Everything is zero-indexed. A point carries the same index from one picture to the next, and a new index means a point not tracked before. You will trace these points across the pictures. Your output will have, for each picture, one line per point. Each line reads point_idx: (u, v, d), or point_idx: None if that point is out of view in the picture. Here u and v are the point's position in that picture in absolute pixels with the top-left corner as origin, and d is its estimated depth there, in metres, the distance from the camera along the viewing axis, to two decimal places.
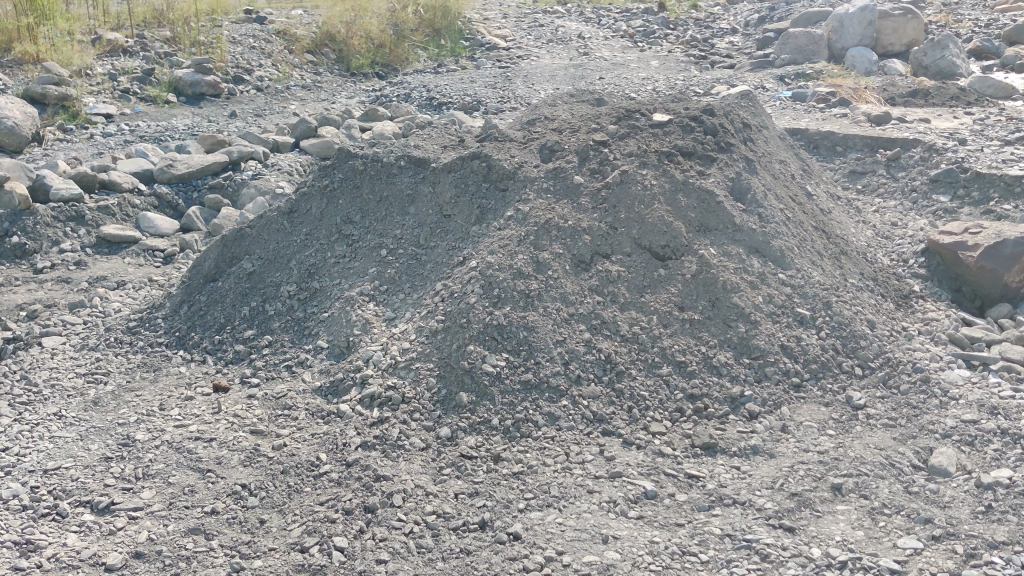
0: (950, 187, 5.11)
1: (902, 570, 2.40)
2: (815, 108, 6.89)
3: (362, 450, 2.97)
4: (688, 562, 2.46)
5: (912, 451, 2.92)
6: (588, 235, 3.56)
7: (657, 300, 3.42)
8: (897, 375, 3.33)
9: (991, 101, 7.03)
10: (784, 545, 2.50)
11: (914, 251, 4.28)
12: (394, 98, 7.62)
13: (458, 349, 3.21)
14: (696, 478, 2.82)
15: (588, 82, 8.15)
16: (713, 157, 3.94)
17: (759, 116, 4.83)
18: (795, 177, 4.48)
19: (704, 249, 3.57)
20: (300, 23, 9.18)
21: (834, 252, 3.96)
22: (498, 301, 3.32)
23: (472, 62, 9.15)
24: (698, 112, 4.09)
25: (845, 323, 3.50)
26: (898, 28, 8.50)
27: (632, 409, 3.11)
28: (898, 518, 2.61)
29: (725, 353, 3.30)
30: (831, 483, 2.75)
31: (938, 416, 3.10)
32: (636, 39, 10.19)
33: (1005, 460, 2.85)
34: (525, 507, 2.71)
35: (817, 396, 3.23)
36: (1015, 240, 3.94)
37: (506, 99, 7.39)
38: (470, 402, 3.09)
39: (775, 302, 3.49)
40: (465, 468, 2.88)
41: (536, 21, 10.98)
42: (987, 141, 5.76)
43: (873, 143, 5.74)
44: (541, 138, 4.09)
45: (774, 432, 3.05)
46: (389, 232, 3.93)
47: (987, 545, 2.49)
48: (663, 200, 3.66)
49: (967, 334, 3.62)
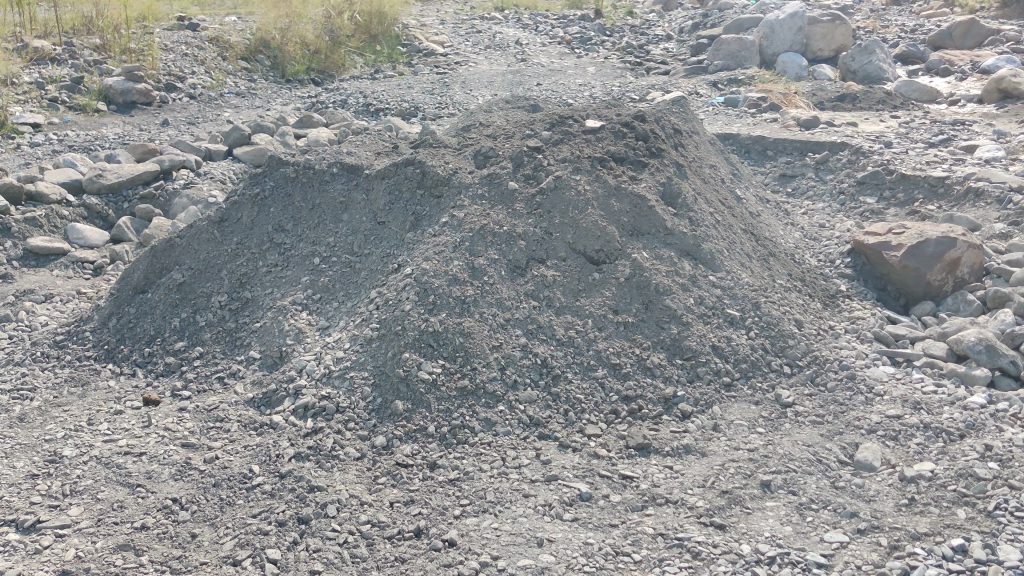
0: (876, 188, 5.26)
1: (828, 564, 2.43)
2: (747, 112, 7.02)
3: (295, 461, 2.95)
4: (621, 563, 2.48)
5: (839, 447, 2.97)
6: (523, 241, 3.58)
7: (592, 304, 3.45)
8: (824, 373, 3.40)
9: (916, 105, 7.24)
10: (715, 542, 2.53)
11: (841, 253, 4.39)
12: (330, 104, 7.57)
13: (393, 356, 3.20)
14: (630, 479, 2.84)
15: (525, 88, 8.20)
16: (645, 162, 3.97)
17: (690, 122, 4.91)
18: (725, 181, 4.57)
19: (637, 252, 3.61)
20: (233, 30, 9.07)
21: (763, 254, 4.04)
22: (433, 308, 3.32)
23: (410, 68, 9.13)
24: (630, 119, 4.14)
25: (773, 322, 3.57)
26: (828, 34, 8.78)
27: (568, 412, 3.13)
28: (824, 513, 2.65)
29: (658, 355, 3.34)
30: (760, 480, 2.80)
31: (864, 412, 3.17)
32: (572, 45, 10.27)
33: (927, 453, 2.91)
34: (461, 514, 2.71)
35: (747, 395, 3.28)
36: (936, 240, 4.02)
37: (443, 105, 7.39)
38: (405, 410, 3.08)
39: (706, 304, 3.55)
40: (400, 477, 2.87)
41: (474, 27, 10.97)
42: (912, 144, 5.94)
43: (801, 148, 5.89)
44: (475, 145, 4.10)
45: (706, 431, 3.10)
46: (322, 240, 3.90)
47: (911, 536, 2.52)
48: (596, 204, 3.69)
49: (892, 332, 3.71)
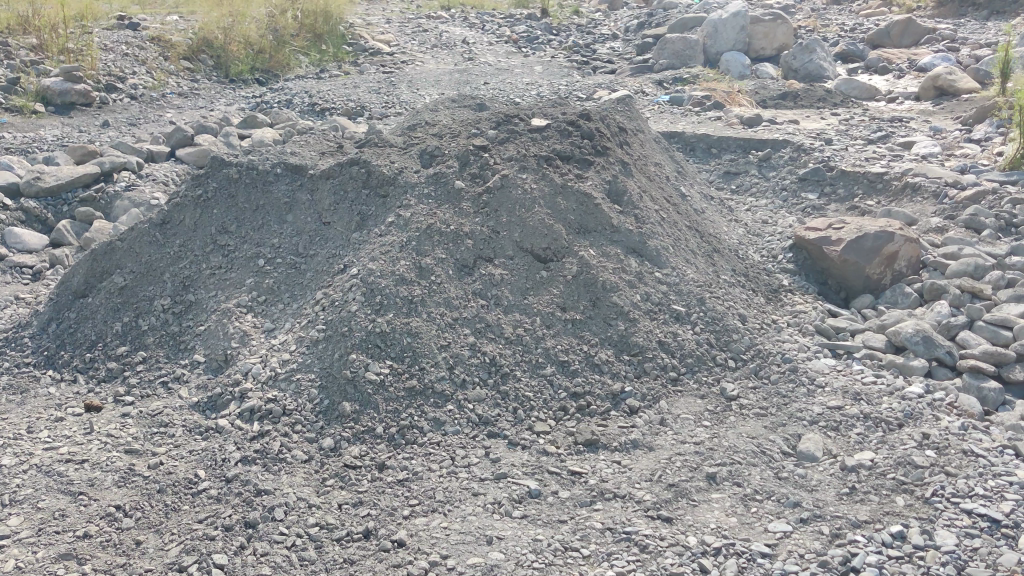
0: (817, 184, 5.36)
1: (772, 553, 2.45)
2: (692, 110, 7.10)
3: (242, 465, 2.92)
4: (570, 558, 2.48)
5: (782, 438, 3.02)
6: (469, 240, 3.58)
7: (540, 302, 3.47)
8: (767, 366, 3.46)
9: (855, 102, 7.40)
10: (662, 535, 2.55)
11: (783, 248, 4.46)
12: (275, 104, 7.50)
13: (340, 358, 3.18)
14: (578, 475, 2.86)
15: (473, 87, 8.20)
16: (590, 160, 4.00)
17: (635, 120, 4.95)
18: (669, 179, 4.62)
19: (584, 250, 3.63)
20: (174, 29, 8.93)
21: (707, 250, 4.10)
22: (380, 308, 3.31)
23: (356, 67, 9.07)
24: (575, 117, 4.16)
25: (718, 318, 3.62)
26: (769, 33, 8.94)
27: (517, 410, 3.14)
28: (768, 504, 2.69)
29: (606, 351, 3.37)
30: (705, 472, 2.83)
31: (807, 403, 3.23)
32: (519, 44, 10.29)
33: (867, 443, 2.97)
34: (410, 514, 2.71)
35: (693, 390, 3.32)
36: (874, 234, 4.11)
37: (389, 104, 7.36)
38: (353, 412, 3.06)
39: (652, 300, 3.58)
40: (348, 478, 2.86)
41: (420, 26, 10.92)
42: (851, 141, 6.07)
43: (744, 145, 5.98)
44: (420, 144, 4.09)
45: (653, 425, 3.13)
46: (266, 242, 3.87)
47: (852, 524, 2.56)
48: (543, 202, 3.70)
49: (832, 324, 3.78)
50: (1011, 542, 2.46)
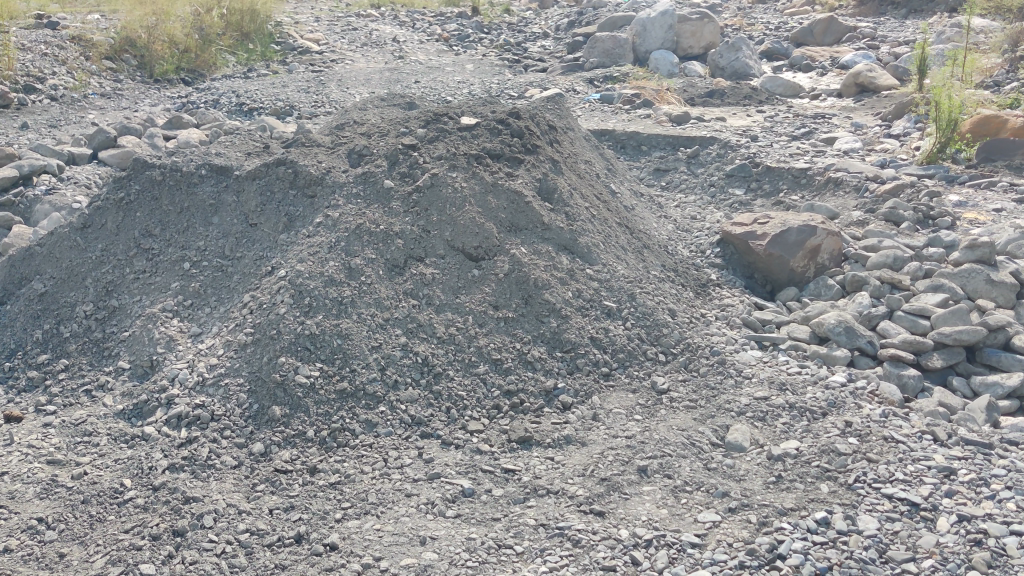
0: (744, 180, 5.46)
1: (701, 543, 2.49)
2: (622, 108, 7.17)
3: (169, 472, 2.86)
4: (503, 555, 2.49)
5: (711, 430, 3.07)
6: (399, 239, 3.56)
7: (472, 301, 3.47)
8: (696, 359, 3.51)
9: (779, 99, 7.56)
10: (594, 530, 2.56)
11: (711, 244, 4.54)
12: (202, 104, 7.36)
13: (269, 362, 3.15)
14: (512, 472, 2.88)
15: (403, 86, 8.15)
16: (520, 158, 4.01)
17: (565, 118, 4.98)
18: (599, 176, 4.65)
19: (515, 248, 3.64)
20: (96, 28, 8.71)
21: (637, 246, 4.15)
22: (309, 310, 3.27)
23: (284, 66, 8.95)
24: (505, 116, 4.17)
25: (648, 313, 3.66)
26: (696, 32, 9.08)
27: (450, 410, 3.14)
28: (698, 495, 2.73)
29: (539, 348, 3.38)
30: (637, 465, 2.86)
31: (734, 395, 3.28)
32: (450, 43, 10.26)
33: (793, 432, 3.03)
34: (342, 517, 2.68)
35: (625, 384, 3.36)
36: (797, 228, 4.21)
37: (319, 104, 7.28)
38: (283, 416, 3.03)
39: (584, 297, 3.61)
40: (279, 483, 2.82)
41: (349, 24, 10.81)
42: (776, 137, 6.19)
43: (673, 143, 6.06)
44: (349, 143, 4.06)
45: (586, 421, 3.15)
46: (192, 244, 3.79)
47: (778, 512, 2.60)
48: (473, 201, 3.70)
49: (759, 317, 3.86)
50: (930, 524, 2.53)
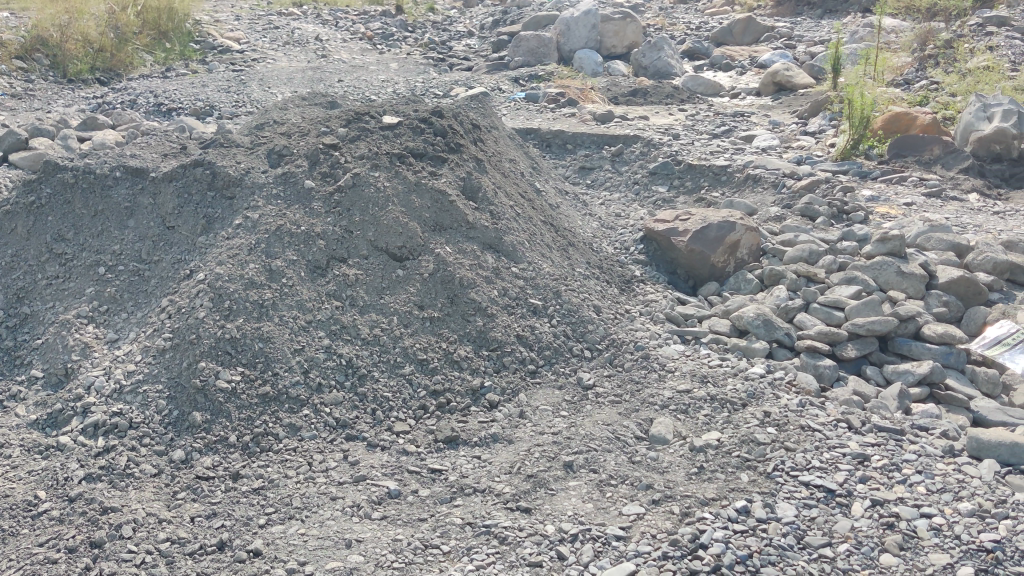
0: (666, 178, 5.54)
1: (626, 536, 2.52)
2: (546, 108, 7.19)
3: (86, 483, 2.79)
4: (430, 555, 2.48)
5: (635, 424, 3.11)
6: (321, 240, 3.53)
7: (396, 301, 3.45)
8: (621, 354, 3.55)
9: (701, 98, 7.69)
10: (520, 526, 2.57)
11: (635, 240, 4.59)
12: (118, 105, 7.17)
13: (188, 367, 3.08)
14: (438, 472, 2.87)
15: (326, 85, 8.06)
16: (444, 157, 4.00)
17: (489, 116, 4.98)
18: (524, 175, 4.67)
19: (440, 248, 3.63)
20: (4, 27, 8.41)
21: (562, 244, 4.17)
22: (229, 314, 3.22)
23: (204, 65, 8.76)
24: (427, 115, 4.16)
25: (573, 309, 3.69)
26: (620, 31, 9.19)
27: (375, 412, 3.12)
28: (622, 488, 2.76)
29: (465, 347, 3.38)
30: (562, 461, 2.89)
31: (658, 388, 3.33)
32: (374, 41, 10.18)
33: (714, 423, 3.08)
34: (266, 523, 2.65)
35: (551, 381, 3.38)
36: (717, 224, 4.28)
37: (240, 104, 7.15)
38: (203, 421, 2.97)
39: (510, 295, 3.62)
40: (201, 490, 2.77)
41: (271, 23, 10.64)
42: (697, 135, 6.30)
43: (598, 141, 6.12)
44: (268, 144, 3.99)
45: (512, 419, 3.16)
46: (107, 248, 3.69)
47: (700, 502, 2.64)
48: (396, 200, 3.69)
49: (681, 311, 3.92)
50: (845, 509, 2.60)
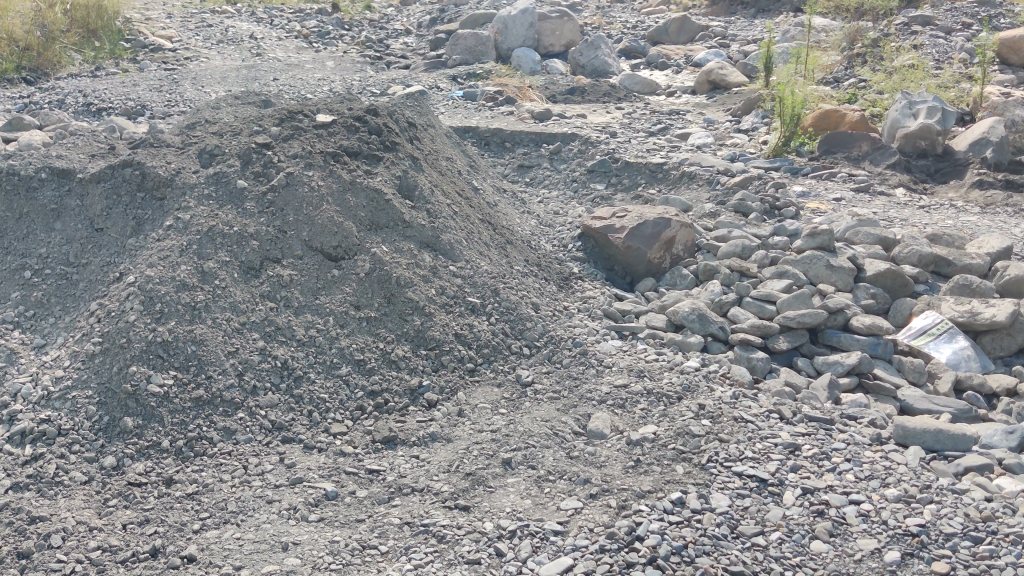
0: (604, 175, 5.58)
1: (564, 531, 2.53)
2: (484, 106, 7.18)
3: (13, 492, 2.72)
4: (368, 556, 2.47)
5: (573, 420, 3.14)
6: (254, 241, 3.49)
7: (332, 301, 3.42)
8: (560, 351, 3.56)
9: (637, 97, 7.76)
10: (459, 524, 2.57)
11: (573, 238, 4.62)
12: (44, 105, 7.00)
13: (119, 371, 3.02)
14: (376, 473, 2.86)
15: (261, 83, 7.96)
16: (379, 156, 3.98)
17: (425, 115, 4.97)
18: (461, 173, 4.66)
19: (376, 247, 3.61)
20: None
21: (500, 242, 4.18)
22: (161, 317, 3.16)
23: (135, 64, 8.59)
24: (361, 113, 4.13)
25: (512, 307, 3.70)
26: (557, 30, 9.22)
27: (312, 413, 3.10)
28: (560, 483, 2.78)
29: (402, 347, 3.37)
30: (501, 458, 2.89)
31: (596, 383, 3.35)
32: (310, 39, 10.08)
33: (650, 417, 3.12)
34: (200, 528, 2.61)
35: (490, 378, 3.39)
36: (652, 222, 4.34)
37: (172, 104, 7.02)
38: (135, 427, 2.92)
39: (447, 294, 3.61)
40: (133, 497, 2.72)
41: (204, 20, 10.46)
42: (634, 133, 6.36)
43: (536, 139, 6.14)
44: (199, 143, 3.92)
45: (451, 418, 3.16)
46: (32, 252, 3.62)
47: (637, 495, 2.67)
48: (331, 200, 3.66)
49: (619, 307, 3.95)
50: (777, 498, 2.66)
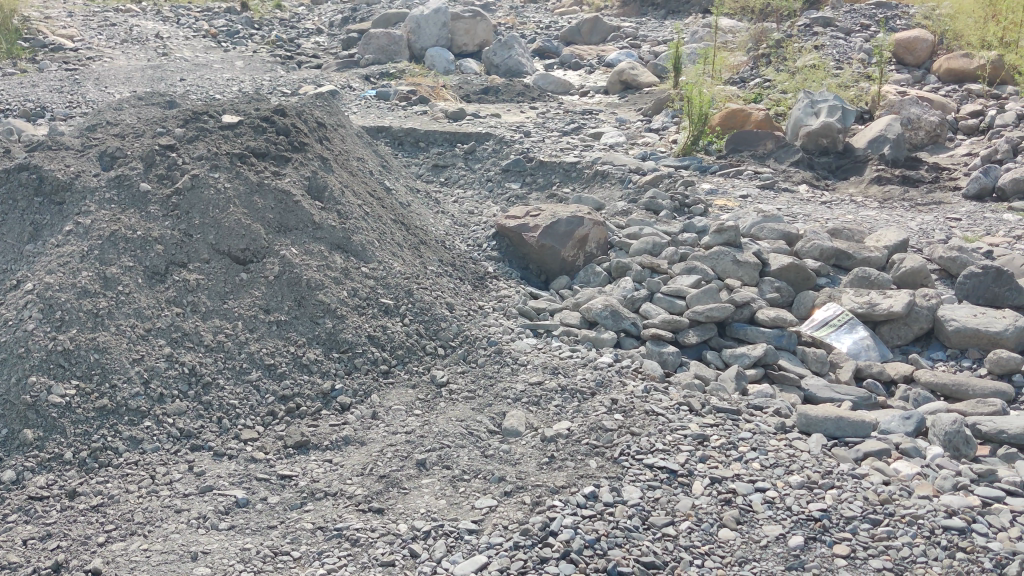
0: (519, 175, 5.60)
1: (478, 530, 2.54)
2: (398, 105, 7.14)
3: None
4: (280, 562, 2.44)
5: (488, 418, 3.15)
6: (159, 245, 3.40)
7: (241, 305, 3.36)
8: (474, 351, 3.57)
9: (551, 96, 7.82)
10: (372, 527, 2.56)
11: (487, 237, 4.63)
12: None
13: (17, 383, 2.92)
14: (288, 478, 2.82)
15: (168, 84, 7.77)
16: (287, 157, 3.93)
17: (336, 115, 4.92)
18: (373, 173, 4.63)
19: (285, 249, 3.56)
20: None
21: (414, 243, 4.17)
22: (61, 325, 3.07)
23: (33, 64, 8.29)
24: (269, 114, 4.07)
25: (425, 308, 3.69)
26: (470, 30, 9.23)
27: (221, 420, 3.04)
28: (475, 482, 2.79)
29: (314, 350, 3.33)
30: (415, 460, 2.89)
31: (510, 381, 3.37)
32: (218, 39, 9.87)
33: (564, 413, 3.15)
34: (105, 540, 2.54)
35: (404, 380, 3.37)
36: (566, 220, 4.39)
37: (74, 105, 6.80)
38: (35, 439, 2.82)
39: (360, 295, 3.59)
40: (35, 511, 2.64)
41: (107, 19, 10.16)
42: (547, 133, 6.41)
43: (450, 139, 6.15)
44: (100, 145, 3.82)
45: (365, 420, 3.14)
46: None
47: (551, 491, 2.69)
48: (238, 202, 3.60)
49: (533, 306, 3.98)
50: (687, 488, 2.71)
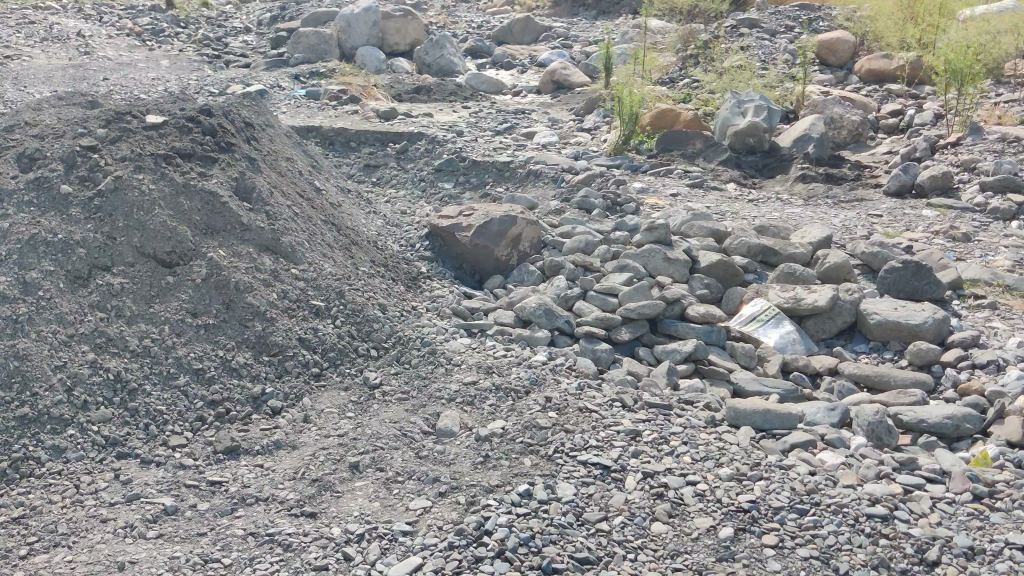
0: (452, 174, 5.59)
1: (412, 531, 2.54)
2: (328, 105, 7.07)
3: None
4: (210, 569, 2.40)
5: (422, 419, 3.14)
6: (81, 248, 3.32)
7: (168, 309, 3.29)
8: (408, 351, 3.55)
9: (483, 96, 7.83)
10: (305, 531, 2.54)
11: (420, 237, 4.61)
12: None
13: None
14: (218, 484, 2.78)
15: (90, 83, 7.57)
16: (214, 157, 3.87)
17: (264, 114, 4.85)
18: (302, 174, 4.58)
19: (213, 251, 3.50)
20: None
21: (345, 243, 4.13)
22: None
23: None
24: (194, 114, 4.00)
25: (357, 309, 3.66)
26: (401, 28, 9.21)
27: (149, 426, 2.98)
28: (409, 483, 2.78)
29: (244, 354, 3.28)
30: (348, 463, 2.87)
31: (444, 382, 3.36)
32: (143, 37, 9.65)
33: (498, 412, 3.16)
34: (28, 553, 2.47)
35: (336, 382, 3.34)
36: (499, 219, 4.39)
37: None
38: None
39: (290, 298, 3.54)
40: None
41: (25, 16, 9.85)
42: (480, 132, 6.41)
43: (382, 139, 6.11)
44: (18, 146, 3.71)
45: (296, 424, 3.11)
46: None
47: (485, 489, 2.70)
48: (163, 204, 3.53)
49: (467, 305, 3.98)
50: (620, 484, 2.75)
